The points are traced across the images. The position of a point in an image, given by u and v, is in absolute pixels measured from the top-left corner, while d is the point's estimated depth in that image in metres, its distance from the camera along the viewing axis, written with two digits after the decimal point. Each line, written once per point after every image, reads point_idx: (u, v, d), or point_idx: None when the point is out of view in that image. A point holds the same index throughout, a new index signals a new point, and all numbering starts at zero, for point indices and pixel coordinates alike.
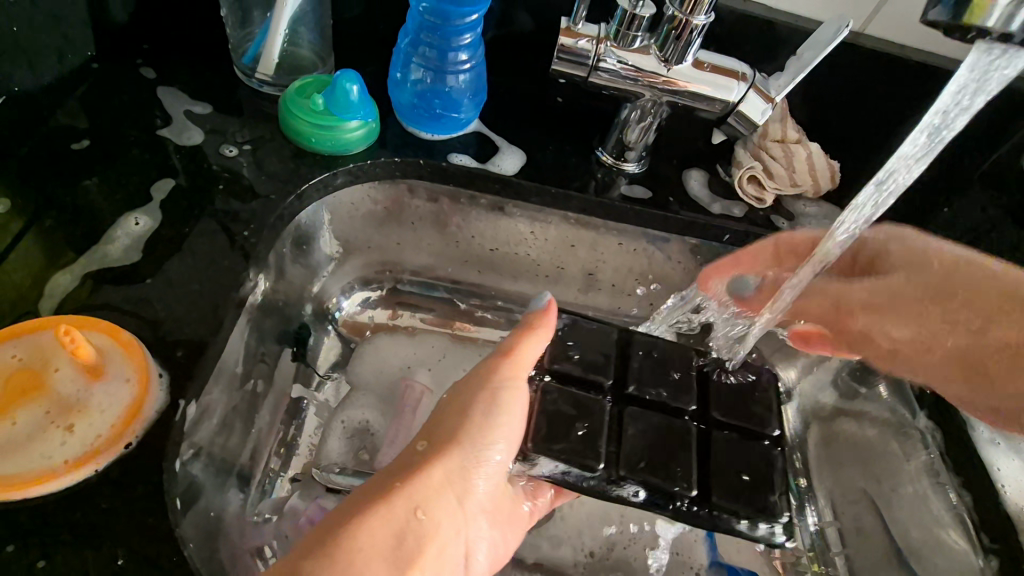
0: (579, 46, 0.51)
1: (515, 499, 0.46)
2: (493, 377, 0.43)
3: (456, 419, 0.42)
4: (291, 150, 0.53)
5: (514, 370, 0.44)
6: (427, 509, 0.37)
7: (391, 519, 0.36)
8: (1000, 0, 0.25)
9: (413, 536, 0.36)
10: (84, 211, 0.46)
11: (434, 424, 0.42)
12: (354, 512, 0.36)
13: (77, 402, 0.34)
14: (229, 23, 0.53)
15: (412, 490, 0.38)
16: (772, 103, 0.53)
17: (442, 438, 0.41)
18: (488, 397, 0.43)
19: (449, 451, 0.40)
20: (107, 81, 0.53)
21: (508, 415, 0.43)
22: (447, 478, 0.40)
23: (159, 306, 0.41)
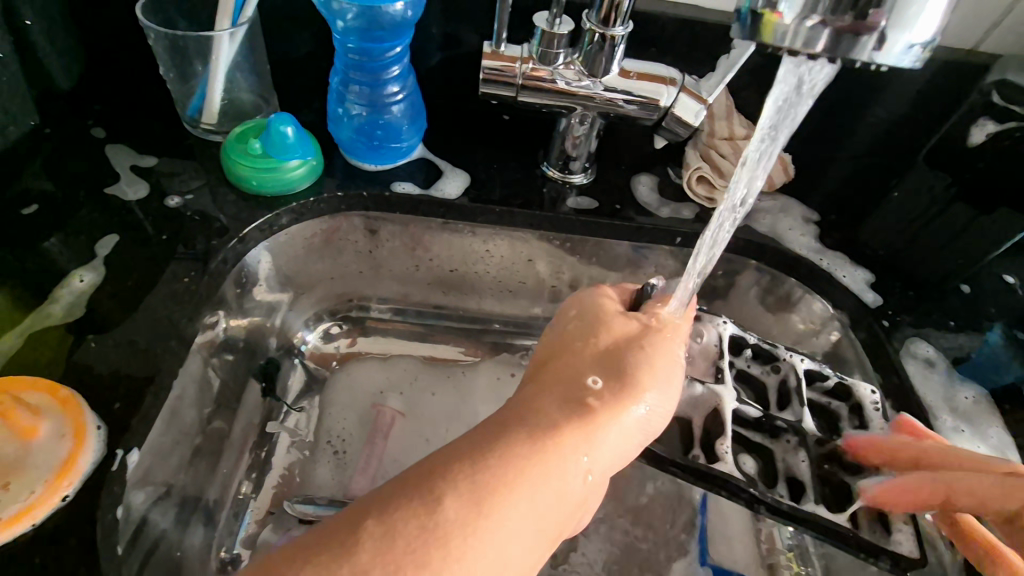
0: (504, 69, 0.52)
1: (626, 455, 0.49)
2: (650, 348, 0.42)
3: (622, 360, 0.41)
4: (235, 195, 0.55)
5: (674, 324, 0.44)
6: (592, 456, 0.37)
7: (556, 464, 0.34)
8: (787, 17, 0.26)
9: (576, 482, 0.35)
10: (33, 271, 0.48)
11: (603, 369, 0.40)
12: (526, 446, 0.34)
13: (13, 461, 0.36)
14: (171, 79, 0.55)
15: (579, 438, 0.36)
16: (706, 103, 0.52)
17: (615, 386, 0.39)
18: (653, 350, 0.42)
19: (623, 407, 0.39)
20: (57, 143, 0.55)
21: (669, 385, 0.41)
22: (616, 431, 0.38)
23: (103, 359, 0.43)
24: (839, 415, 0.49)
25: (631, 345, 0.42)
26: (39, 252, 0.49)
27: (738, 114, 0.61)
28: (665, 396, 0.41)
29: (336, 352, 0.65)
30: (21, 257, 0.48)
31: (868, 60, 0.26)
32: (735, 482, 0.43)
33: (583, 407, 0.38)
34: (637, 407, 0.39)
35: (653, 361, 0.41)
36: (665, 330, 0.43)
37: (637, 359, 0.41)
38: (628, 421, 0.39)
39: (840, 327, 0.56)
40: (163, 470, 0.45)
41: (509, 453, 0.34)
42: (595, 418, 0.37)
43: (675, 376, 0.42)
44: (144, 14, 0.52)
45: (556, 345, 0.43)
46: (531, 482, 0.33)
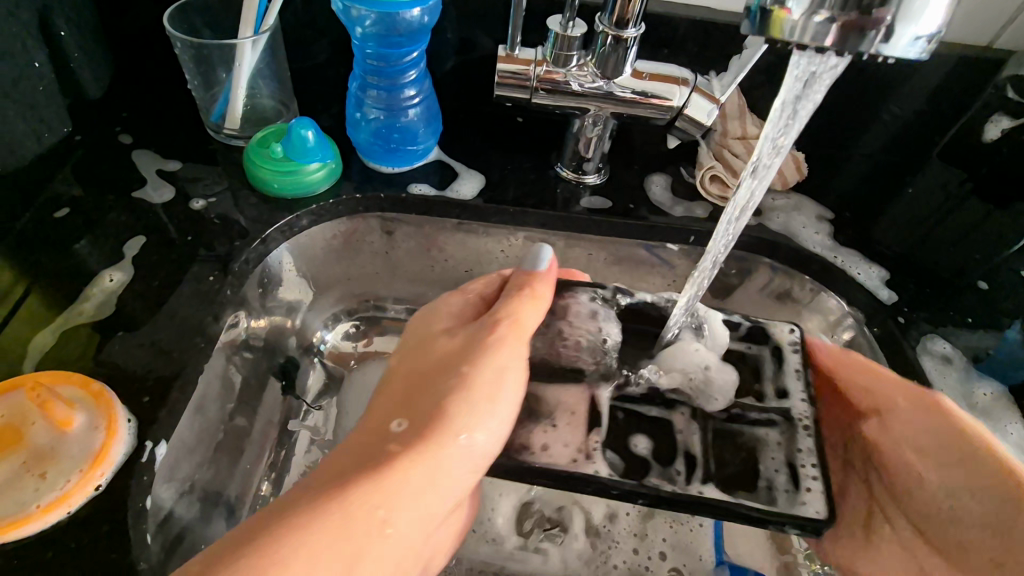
0: (519, 71, 0.53)
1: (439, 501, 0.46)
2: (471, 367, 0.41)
3: (434, 390, 0.41)
4: (257, 197, 0.56)
5: (515, 336, 0.43)
6: (393, 511, 0.34)
7: (341, 524, 0.32)
8: (794, 13, 0.26)
9: (372, 542, 0.33)
10: (65, 271, 0.50)
11: (414, 406, 0.40)
12: (308, 515, 0.31)
13: (50, 451, 0.38)
14: (195, 86, 0.57)
15: (382, 488, 0.34)
16: (718, 102, 0.53)
17: (420, 424, 0.38)
18: (472, 372, 0.41)
19: (428, 447, 0.36)
20: (88, 150, 0.57)
21: (491, 406, 0.40)
22: (421, 478, 0.35)
23: (132, 355, 0.45)
24: (760, 360, 0.48)
25: (448, 373, 0.41)
26: (70, 254, 0.51)
27: (750, 114, 0.62)
28: (484, 425, 0.39)
29: (354, 352, 0.66)
30: (54, 259, 0.50)
31: (874, 53, 0.27)
32: (598, 483, 0.40)
33: (385, 445, 0.37)
34: (448, 442, 0.37)
35: (480, 384, 0.40)
36: (496, 343, 0.43)
37: (465, 388, 0.40)
38: (441, 460, 0.36)
39: (851, 325, 0.56)
40: (188, 464, 0.46)
41: (289, 526, 0.31)
42: (387, 457, 0.35)
43: (502, 401, 0.40)
44: (171, 23, 0.54)
45: (393, 376, 0.44)
46: (312, 539, 0.31)
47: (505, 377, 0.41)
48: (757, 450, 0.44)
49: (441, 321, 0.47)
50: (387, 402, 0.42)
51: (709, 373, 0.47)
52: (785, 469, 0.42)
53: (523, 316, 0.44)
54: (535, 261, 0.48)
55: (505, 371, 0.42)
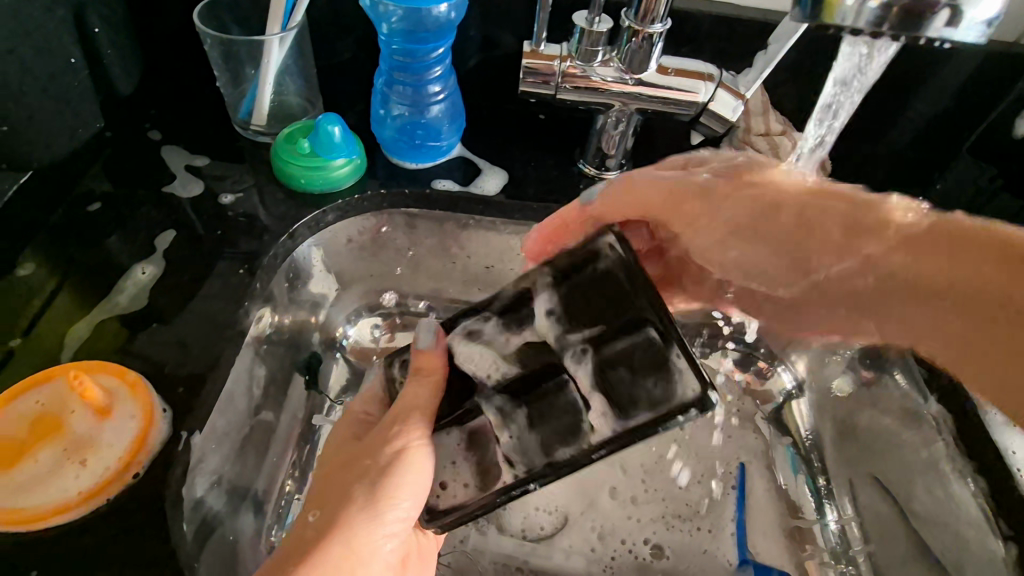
0: (545, 68, 0.53)
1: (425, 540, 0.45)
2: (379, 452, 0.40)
3: (324, 496, 0.41)
4: (285, 193, 0.57)
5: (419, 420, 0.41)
6: None
7: None
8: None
9: None
10: (97, 265, 0.50)
11: (323, 495, 0.41)
12: None
13: (88, 439, 0.38)
14: (224, 83, 0.58)
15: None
16: (743, 98, 0.53)
17: (329, 509, 0.39)
18: (327, 484, 0.42)
19: (331, 532, 0.38)
20: (119, 147, 0.58)
21: (412, 478, 0.39)
22: (346, 550, 0.38)
23: (164, 348, 0.45)
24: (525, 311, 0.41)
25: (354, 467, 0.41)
26: (101, 248, 0.51)
27: (774, 111, 0.62)
28: (410, 490, 0.39)
29: (376, 347, 0.66)
30: (87, 253, 0.51)
31: (937, 37, 0.26)
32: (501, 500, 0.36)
33: (274, 557, 0.38)
34: (359, 523, 0.39)
35: (394, 476, 0.39)
36: (389, 426, 0.41)
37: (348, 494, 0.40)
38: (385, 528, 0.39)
39: None
40: (217, 457, 0.47)
41: None
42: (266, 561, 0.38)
43: (404, 481, 0.39)
44: (202, 21, 0.55)
45: (319, 477, 0.44)
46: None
47: (379, 469, 0.40)
48: (648, 340, 0.35)
49: (365, 410, 0.47)
50: (313, 491, 0.43)
51: (588, 360, 0.37)
52: (664, 361, 0.34)
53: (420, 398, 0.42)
54: (428, 337, 0.42)
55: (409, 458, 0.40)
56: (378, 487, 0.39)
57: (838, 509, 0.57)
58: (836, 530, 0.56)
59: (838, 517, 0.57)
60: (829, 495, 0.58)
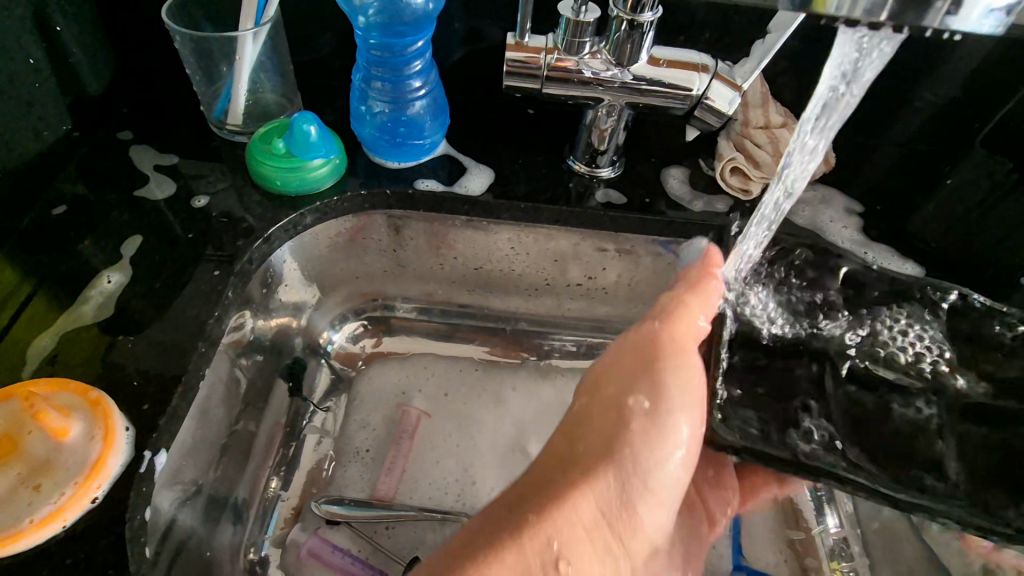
0: (529, 60, 0.51)
1: (677, 427, 0.40)
2: (659, 361, 0.41)
3: (623, 463, 0.39)
4: (261, 195, 0.55)
5: (686, 340, 0.42)
6: (571, 563, 0.35)
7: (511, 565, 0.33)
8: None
9: None
10: (64, 273, 0.48)
11: (578, 436, 0.40)
12: (474, 555, 0.33)
13: (46, 462, 0.37)
14: (197, 82, 0.56)
15: (551, 524, 0.35)
16: (740, 90, 0.50)
17: (611, 453, 0.39)
18: (636, 419, 0.40)
19: (598, 477, 0.38)
20: (88, 149, 0.56)
21: (686, 411, 0.40)
22: (597, 517, 0.37)
23: (134, 359, 0.44)
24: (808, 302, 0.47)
25: (617, 416, 0.40)
26: (70, 255, 0.50)
27: (773, 102, 0.59)
28: (687, 456, 0.41)
29: (361, 352, 0.64)
30: (54, 260, 0.49)
31: (940, 28, 0.25)
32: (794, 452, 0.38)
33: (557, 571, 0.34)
34: (612, 479, 0.38)
35: (686, 433, 0.40)
36: (678, 343, 0.42)
37: (620, 452, 0.39)
38: (603, 490, 0.38)
39: None
40: (192, 469, 0.45)
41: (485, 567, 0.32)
42: (519, 518, 0.35)
43: (678, 434, 0.40)
44: (170, 17, 0.52)
45: (563, 448, 0.39)
46: None
47: (669, 443, 0.40)
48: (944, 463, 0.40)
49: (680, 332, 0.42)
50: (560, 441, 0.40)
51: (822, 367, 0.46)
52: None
53: (694, 305, 0.43)
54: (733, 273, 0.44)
55: (701, 385, 0.41)
56: (665, 439, 0.40)
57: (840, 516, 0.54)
58: (838, 540, 0.53)
59: (838, 524, 0.54)
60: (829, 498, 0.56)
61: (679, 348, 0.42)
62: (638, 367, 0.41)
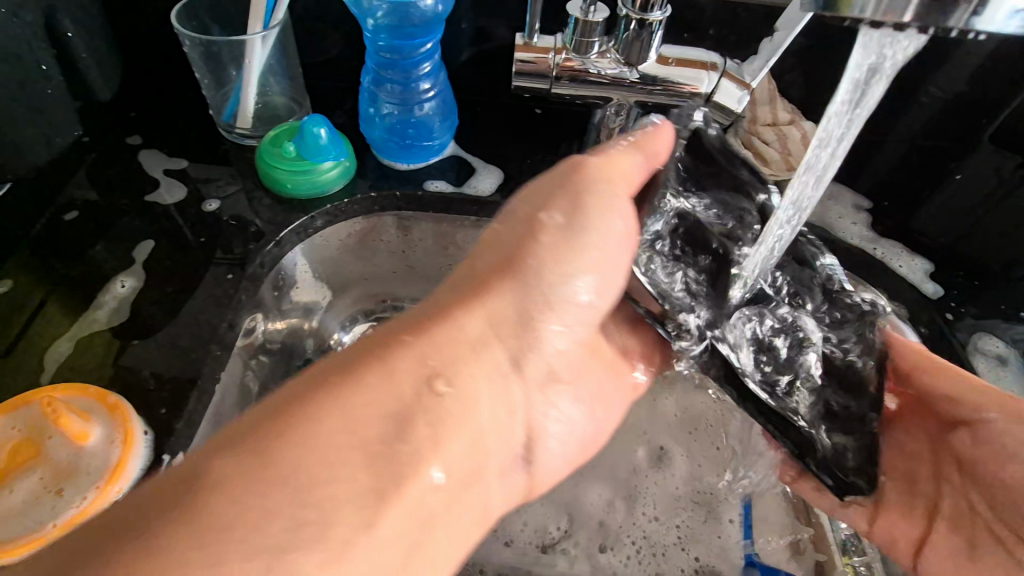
0: (537, 60, 0.51)
1: (594, 267, 0.37)
2: (580, 187, 0.38)
3: (524, 282, 0.36)
4: (271, 198, 0.55)
5: (615, 179, 0.38)
6: (450, 381, 0.31)
7: (373, 375, 0.29)
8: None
9: (427, 412, 0.30)
10: (78, 279, 0.49)
11: (483, 255, 0.37)
12: (330, 377, 0.29)
13: (68, 466, 0.37)
14: (207, 87, 0.56)
15: (426, 352, 0.31)
16: (749, 89, 0.49)
17: (507, 278, 0.36)
18: (546, 242, 0.36)
19: (492, 292, 0.35)
20: (99, 155, 0.56)
21: (592, 246, 0.37)
22: (486, 331, 0.34)
23: (150, 364, 0.44)
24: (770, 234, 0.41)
25: (523, 244, 0.37)
26: (83, 260, 0.50)
27: (780, 99, 0.59)
28: (601, 283, 0.38)
29: None
30: (68, 266, 0.49)
31: (963, 28, 0.24)
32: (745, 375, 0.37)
33: (432, 389, 0.31)
34: (507, 298, 0.35)
35: (595, 246, 0.37)
36: (610, 182, 0.38)
37: (521, 273, 0.36)
38: (493, 313, 0.35)
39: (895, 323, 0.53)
40: None
41: (337, 384, 0.29)
42: (393, 342, 0.31)
43: (592, 258, 0.37)
44: (179, 21, 0.53)
45: (467, 273, 0.37)
46: (247, 474, 0.25)
47: (575, 267, 0.37)
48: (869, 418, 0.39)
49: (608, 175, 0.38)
50: (455, 286, 0.37)
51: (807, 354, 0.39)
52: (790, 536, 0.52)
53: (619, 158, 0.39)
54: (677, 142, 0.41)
55: (626, 226, 0.38)
56: (572, 260, 0.37)
57: None
58: None
59: None
60: None
61: (610, 187, 0.38)
62: (558, 206, 0.37)
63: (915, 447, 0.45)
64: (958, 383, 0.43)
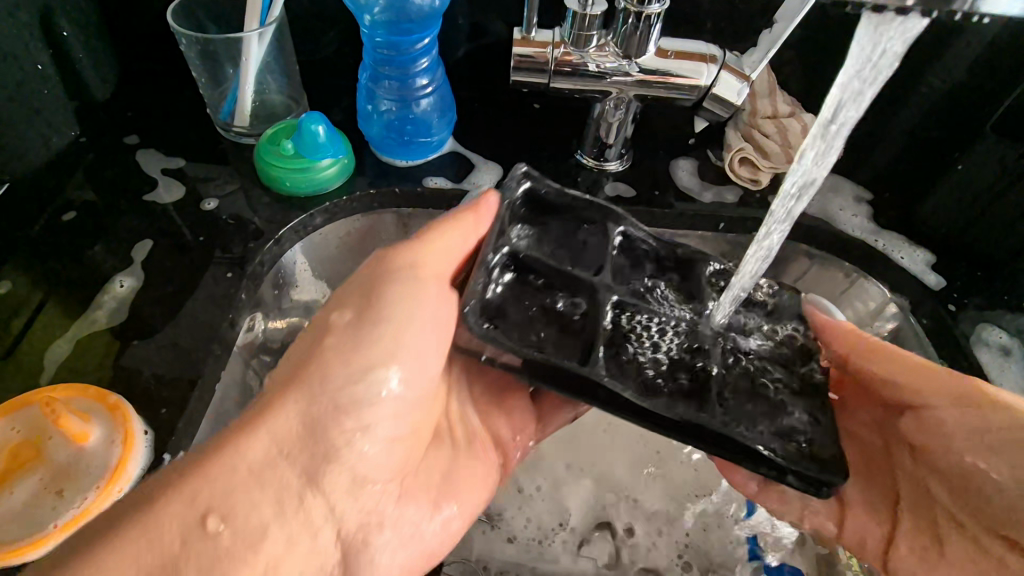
0: (535, 55, 0.50)
1: (380, 360, 0.35)
2: (387, 280, 0.38)
3: (309, 390, 0.33)
4: (270, 196, 0.55)
5: (414, 267, 0.39)
6: (229, 512, 0.30)
7: (136, 529, 0.28)
8: None
9: (201, 553, 0.29)
10: (76, 279, 0.49)
11: (280, 372, 0.35)
12: (98, 541, 0.28)
13: (69, 467, 0.37)
14: (205, 85, 0.56)
15: (199, 489, 0.30)
16: (748, 80, 0.50)
17: (294, 387, 0.33)
18: (335, 341, 0.35)
19: (281, 403, 0.33)
20: (96, 155, 0.56)
21: (395, 331, 0.36)
22: (278, 449, 0.32)
23: (150, 364, 0.44)
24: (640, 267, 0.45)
25: (312, 349, 0.35)
26: (81, 260, 0.50)
27: (780, 92, 0.58)
28: (402, 375, 0.36)
29: None
30: (67, 266, 0.49)
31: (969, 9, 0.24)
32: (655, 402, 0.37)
33: (203, 529, 0.29)
34: (299, 409, 0.33)
35: (387, 338, 0.36)
36: (403, 276, 0.38)
37: (307, 384, 0.33)
38: (286, 429, 0.32)
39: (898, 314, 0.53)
40: None
41: (103, 549, 0.27)
42: (172, 488, 0.29)
43: (395, 354, 0.36)
44: (175, 19, 0.52)
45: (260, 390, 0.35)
46: None
47: (377, 365, 0.35)
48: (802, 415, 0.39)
49: (412, 259, 0.39)
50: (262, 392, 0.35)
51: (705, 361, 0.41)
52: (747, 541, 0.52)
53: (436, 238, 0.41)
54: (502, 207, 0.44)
55: (429, 312, 0.38)
56: (369, 347, 0.35)
57: None
58: None
59: None
60: None
61: (415, 265, 0.39)
62: (341, 308, 0.37)
63: (868, 436, 0.48)
64: (896, 366, 0.44)
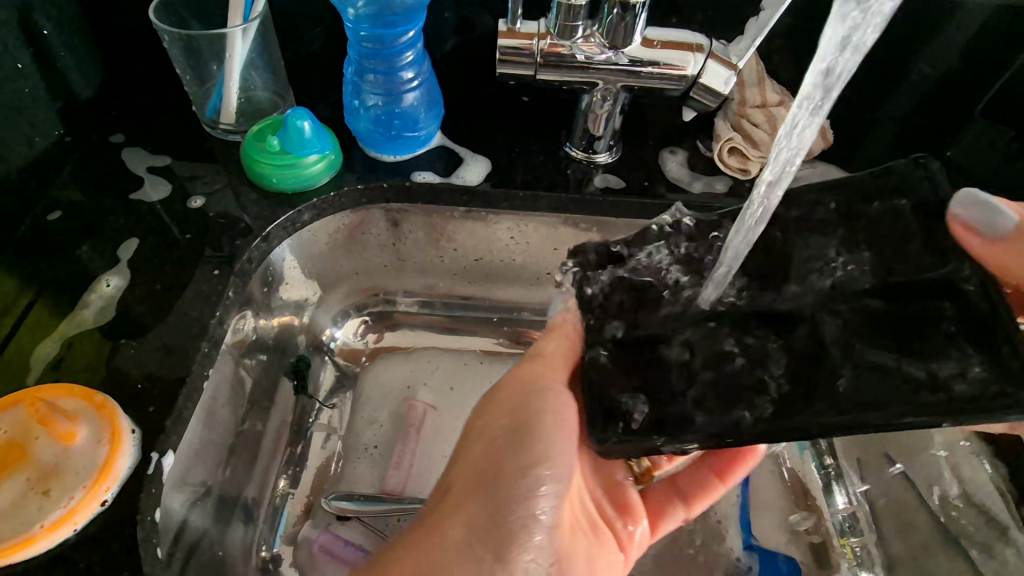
0: (521, 47, 0.50)
1: (518, 472, 0.39)
2: (527, 394, 0.42)
3: (485, 504, 0.39)
4: (257, 193, 0.54)
5: (544, 374, 0.42)
6: None
7: None
8: None
9: None
10: (62, 280, 0.48)
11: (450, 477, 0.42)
12: None
13: (55, 468, 0.37)
14: (188, 82, 0.55)
15: None
16: (736, 69, 0.49)
17: (462, 493, 0.40)
18: (486, 459, 0.41)
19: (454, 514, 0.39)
20: (80, 154, 0.56)
21: (546, 444, 0.39)
22: (467, 551, 0.38)
23: (138, 363, 0.44)
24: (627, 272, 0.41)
25: (485, 459, 0.41)
26: (68, 260, 0.49)
27: (770, 80, 0.58)
28: (557, 481, 0.39)
29: (365, 348, 0.64)
30: (53, 267, 0.49)
31: None
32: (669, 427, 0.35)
33: None
34: (476, 507, 0.39)
35: (544, 450, 0.39)
36: (543, 383, 0.42)
37: (483, 487, 0.40)
38: (467, 531, 0.38)
39: None
40: (201, 469, 0.45)
41: None
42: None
43: (539, 461, 0.39)
44: (158, 16, 0.52)
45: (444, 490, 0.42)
46: None
47: (528, 471, 0.39)
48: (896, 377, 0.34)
49: (542, 371, 0.42)
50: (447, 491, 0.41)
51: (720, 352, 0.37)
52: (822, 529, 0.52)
53: (550, 356, 0.42)
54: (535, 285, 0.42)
55: (558, 419, 0.40)
56: (522, 462, 0.39)
57: (847, 493, 0.55)
58: (846, 515, 0.54)
59: (848, 500, 0.55)
60: (839, 477, 0.56)
61: (551, 371, 0.42)
62: (497, 420, 0.42)
63: None
64: None
